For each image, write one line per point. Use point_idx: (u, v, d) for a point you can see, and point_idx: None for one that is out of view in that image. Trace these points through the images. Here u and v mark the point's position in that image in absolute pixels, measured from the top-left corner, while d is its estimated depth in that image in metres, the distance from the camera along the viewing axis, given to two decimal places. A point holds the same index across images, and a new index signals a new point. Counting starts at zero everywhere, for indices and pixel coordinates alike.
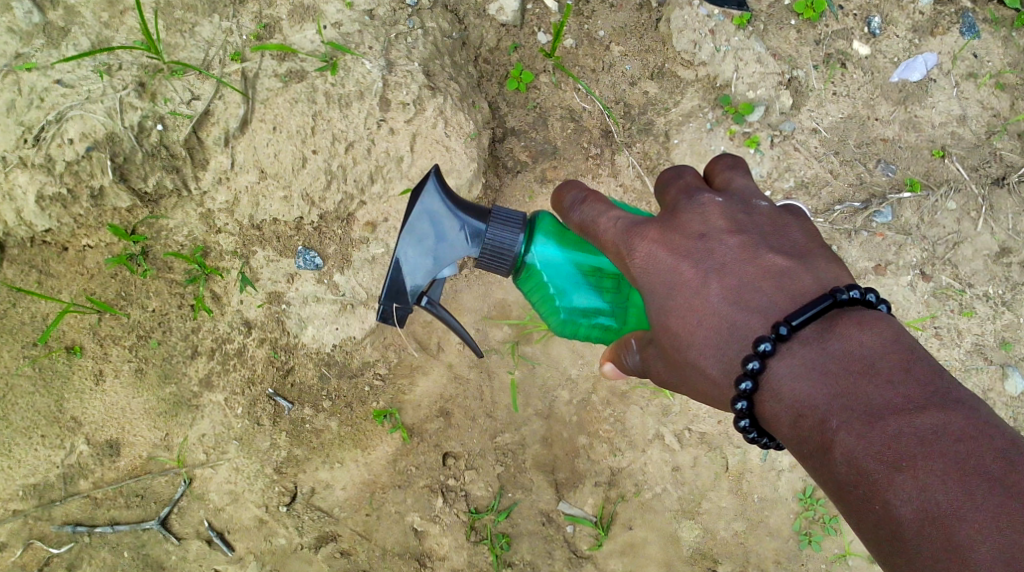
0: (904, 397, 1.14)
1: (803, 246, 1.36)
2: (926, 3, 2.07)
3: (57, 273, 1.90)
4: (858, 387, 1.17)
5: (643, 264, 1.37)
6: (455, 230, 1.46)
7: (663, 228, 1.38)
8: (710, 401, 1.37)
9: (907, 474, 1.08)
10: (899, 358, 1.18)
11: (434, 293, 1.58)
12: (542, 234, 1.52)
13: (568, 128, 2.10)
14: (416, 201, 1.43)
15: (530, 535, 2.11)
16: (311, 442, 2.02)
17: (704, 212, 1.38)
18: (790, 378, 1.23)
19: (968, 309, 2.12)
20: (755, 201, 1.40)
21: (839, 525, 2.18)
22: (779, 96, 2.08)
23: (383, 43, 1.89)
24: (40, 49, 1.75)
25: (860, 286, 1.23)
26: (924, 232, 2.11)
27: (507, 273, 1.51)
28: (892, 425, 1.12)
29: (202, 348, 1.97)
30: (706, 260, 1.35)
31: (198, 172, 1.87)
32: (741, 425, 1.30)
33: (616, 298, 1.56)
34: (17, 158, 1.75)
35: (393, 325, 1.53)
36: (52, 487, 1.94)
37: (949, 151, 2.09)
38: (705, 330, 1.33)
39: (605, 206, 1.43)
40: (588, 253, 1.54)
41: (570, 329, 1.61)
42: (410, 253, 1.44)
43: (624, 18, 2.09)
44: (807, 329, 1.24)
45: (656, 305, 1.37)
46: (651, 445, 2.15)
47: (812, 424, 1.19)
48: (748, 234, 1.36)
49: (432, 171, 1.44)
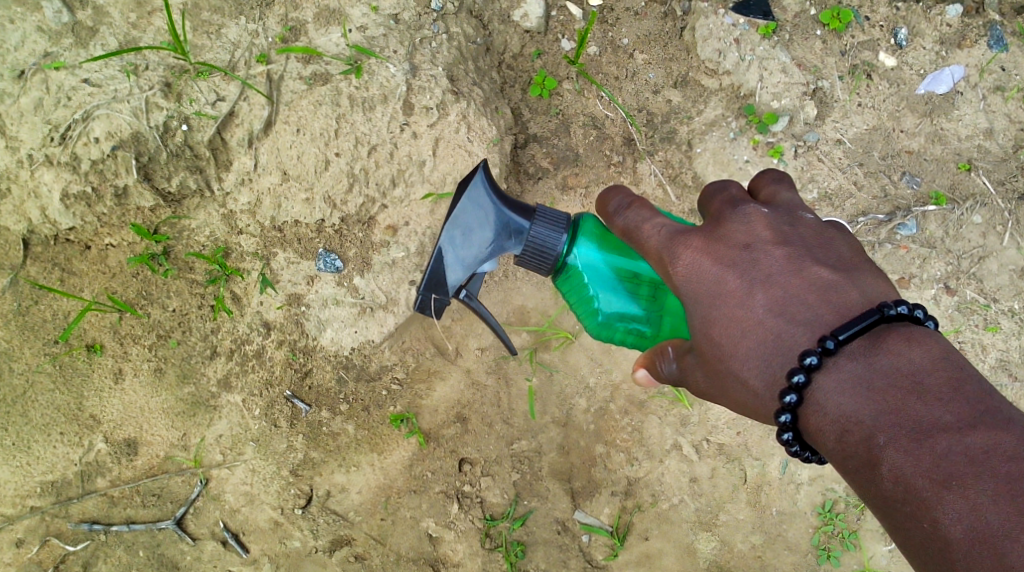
0: (954, 415, 1.12)
1: (848, 260, 1.36)
2: (954, 15, 2.05)
3: (79, 271, 1.91)
4: (906, 404, 1.16)
5: (686, 273, 1.38)
6: (499, 226, 1.50)
7: (707, 237, 1.39)
8: (750, 413, 1.36)
9: (956, 493, 1.08)
10: (948, 375, 1.16)
11: (473, 286, 1.61)
12: (585, 236, 1.52)
13: (590, 135, 2.08)
14: (462, 196, 1.49)
15: (546, 544, 2.10)
16: (327, 445, 2.02)
17: (750, 223, 1.39)
18: (836, 392, 1.22)
19: (993, 324, 2.10)
20: (800, 214, 1.41)
21: (859, 540, 2.15)
22: (803, 106, 2.07)
23: (408, 47, 1.89)
24: (68, 48, 1.76)
25: (908, 301, 1.22)
26: (949, 246, 2.09)
27: (548, 272, 1.52)
28: (941, 443, 1.11)
29: (220, 348, 1.97)
30: (751, 271, 1.35)
31: (222, 173, 1.88)
32: (783, 438, 1.29)
33: (654, 305, 1.55)
34: (43, 156, 1.77)
35: (431, 314, 1.60)
36: (70, 484, 1.95)
37: (975, 164, 2.07)
38: (749, 341, 1.33)
39: (650, 213, 1.45)
40: (629, 258, 1.54)
41: (605, 333, 1.60)
42: (450, 245, 1.50)
43: (649, 26, 2.08)
44: (854, 343, 1.23)
45: (699, 314, 1.37)
46: (669, 455, 2.14)
47: (858, 439, 1.18)
48: (794, 246, 1.36)
49: (478, 167, 1.49)
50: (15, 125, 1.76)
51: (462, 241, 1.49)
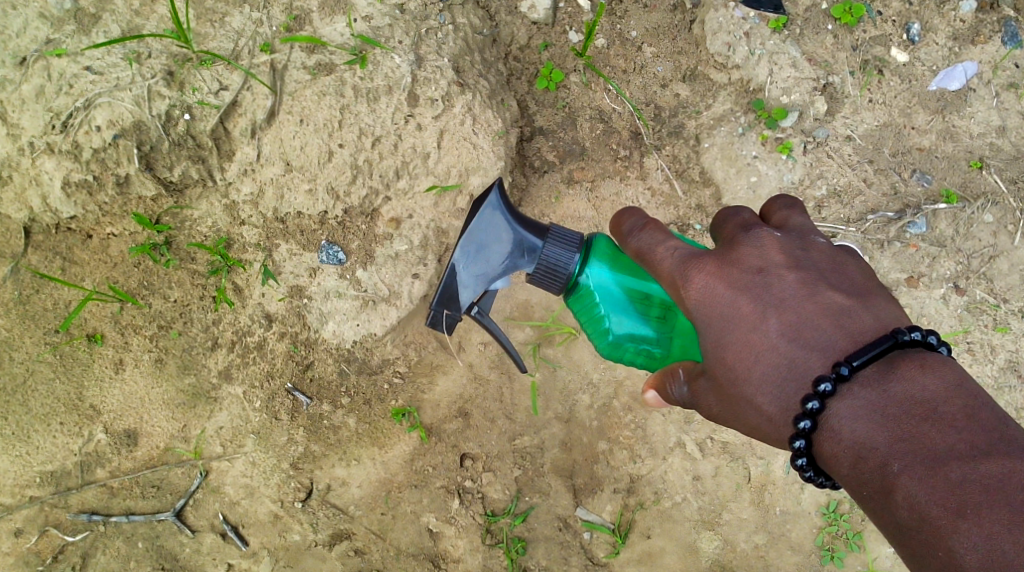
0: (968, 443, 1.12)
1: (861, 286, 1.36)
2: (967, 11, 2.02)
3: (80, 261, 1.90)
4: (921, 431, 1.15)
5: (699, 296, 1.36)
6: (511, 245, 1.48)
7: (720, 261, 1.37)
8: (763, 438, 1.35)
9: (972, 522, 1.07)
10: (962, 403, 1.16)
11: (484, 303, 1.58)
12: (597, 256, 1.51)
13: (597, 129, 2.06)
14: (477, 212, 1.46)
15: (547, 541, 2.09)
16: (328, 438, 2.00)
17: (762, 247, 1.37)
18: (850, 418, 1.21)
19: (1002, 325, 2.07)
20: (812, 238, 1.40)
21: (863, 542, 2.13)
22: (814, 102, 2.04)
23: (414, 38, 1.87)
24: (71, 35, 1.75)
25: (922, 327, 1.21)
26: (959, 245, 2.06)
27: (559, 291, 1.51)
28: (956, 471, 1.10)
29: (221, 340, 1.96)
30: (764, 296, 1.34)
31: (223, 163, 1.86)
32: (797, 463, 1.28)
33: (665, 326, 1.52)
34: (44, 144, 1.76)
35: (442, 331, 1.55)
36: (69, 475, 1.94)
37: (987, 162, 2.04)
38: (762, 366, 1.31)
39: (664, 236, 1.42)
40: (641, 279, 1.52)
41: (614, 354, 1.56)
42: (464, 262, 1.46)
43: (658, 19, 2.06)
44: (868, 369, 1.22)
45: (712, 338, 1.35)
46: (672, 453, 2.11)
47: (872, 466, 1.17)
48: (806, 271, 1.36)
49: (494, 185, 1.46)
50: (17, 113, 1.74)
51: (475, 259, 1.46)
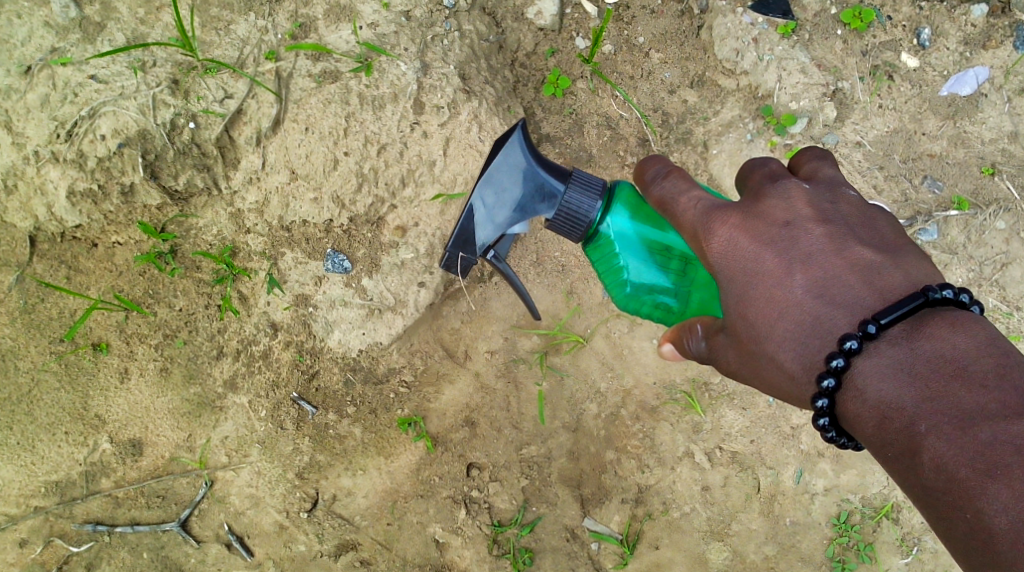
0: (999, 403, 1.11)
1: (890, 242, 1.33)
2: (979, 15, 1.99)
3: (85, 269, 1.89)
4: (949, 391, 1.14)
5: (721, 250, 1.35)
6: (531, 189, 1.45)
7: (745, 214, 1.36)
8: (783, 396, 1.34)
9: (1002, 484, 1.07)
10: (994, 363, 1.14)
11: (502, 247, 1.61)
12: (620, 204, 1.48)
13: (604, 136, 2.04)
14: (498, 152, 1.45)
15: (554, 551, 2.07)
16: (334, 448, 1.99)
17: (789, 199, 1.36)
18: (876, 377, 1.20)
19: (1015, 333, 2.04)
20: (841, 190, 1.38)
21: (875, 554, 2.09)
22: (823, 107, 2.02)
23: (419, 45, 1.85)
24: (76, 43, 1.74)
25: (955, 285, 1.19)
26: (971, 252, 2.04)
27: (579, 239, 1.48)
28: (985, 431, 1.10)
29: (227, 349, 1.95)
30: (789, 250, 1.32)
31: (229, 171, 1.85)
32: (818, 423, 1.27)
33: (684, 280, 1.50)
34: (49, 153, 1.75)
35: (457, 274, 1.63)
36: (74, 484, 1.94)
37: (999, 168, 2.02)
38: (785, 322, 1.30)
39: (688, 185, 1.41)
40: (662, 230, 1.49)
41: (630, 305, 1.54)
42: (482, 203, 1.47)
43: (665, 24, 2.03)
44: (896, 328, 1.20)
45: (734, 292, 1.34)
46: (680, 462, 2.09)
47: (898, 427, 1.16)
48: (834, 224, 1.34)
49: (516, 125, 1.44)
50: (21, 121, 1.74)
51: (494, 199, 1.46)
